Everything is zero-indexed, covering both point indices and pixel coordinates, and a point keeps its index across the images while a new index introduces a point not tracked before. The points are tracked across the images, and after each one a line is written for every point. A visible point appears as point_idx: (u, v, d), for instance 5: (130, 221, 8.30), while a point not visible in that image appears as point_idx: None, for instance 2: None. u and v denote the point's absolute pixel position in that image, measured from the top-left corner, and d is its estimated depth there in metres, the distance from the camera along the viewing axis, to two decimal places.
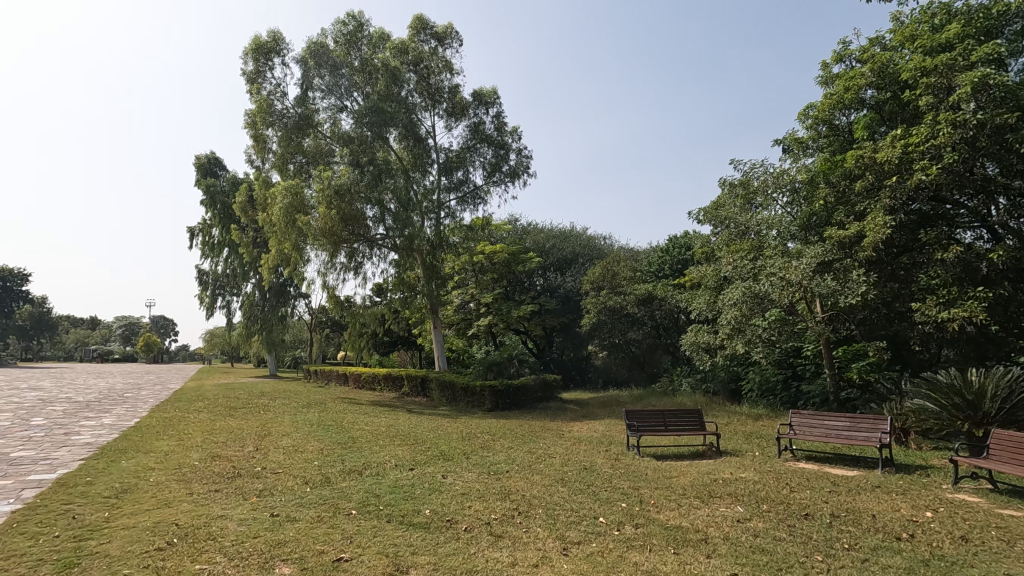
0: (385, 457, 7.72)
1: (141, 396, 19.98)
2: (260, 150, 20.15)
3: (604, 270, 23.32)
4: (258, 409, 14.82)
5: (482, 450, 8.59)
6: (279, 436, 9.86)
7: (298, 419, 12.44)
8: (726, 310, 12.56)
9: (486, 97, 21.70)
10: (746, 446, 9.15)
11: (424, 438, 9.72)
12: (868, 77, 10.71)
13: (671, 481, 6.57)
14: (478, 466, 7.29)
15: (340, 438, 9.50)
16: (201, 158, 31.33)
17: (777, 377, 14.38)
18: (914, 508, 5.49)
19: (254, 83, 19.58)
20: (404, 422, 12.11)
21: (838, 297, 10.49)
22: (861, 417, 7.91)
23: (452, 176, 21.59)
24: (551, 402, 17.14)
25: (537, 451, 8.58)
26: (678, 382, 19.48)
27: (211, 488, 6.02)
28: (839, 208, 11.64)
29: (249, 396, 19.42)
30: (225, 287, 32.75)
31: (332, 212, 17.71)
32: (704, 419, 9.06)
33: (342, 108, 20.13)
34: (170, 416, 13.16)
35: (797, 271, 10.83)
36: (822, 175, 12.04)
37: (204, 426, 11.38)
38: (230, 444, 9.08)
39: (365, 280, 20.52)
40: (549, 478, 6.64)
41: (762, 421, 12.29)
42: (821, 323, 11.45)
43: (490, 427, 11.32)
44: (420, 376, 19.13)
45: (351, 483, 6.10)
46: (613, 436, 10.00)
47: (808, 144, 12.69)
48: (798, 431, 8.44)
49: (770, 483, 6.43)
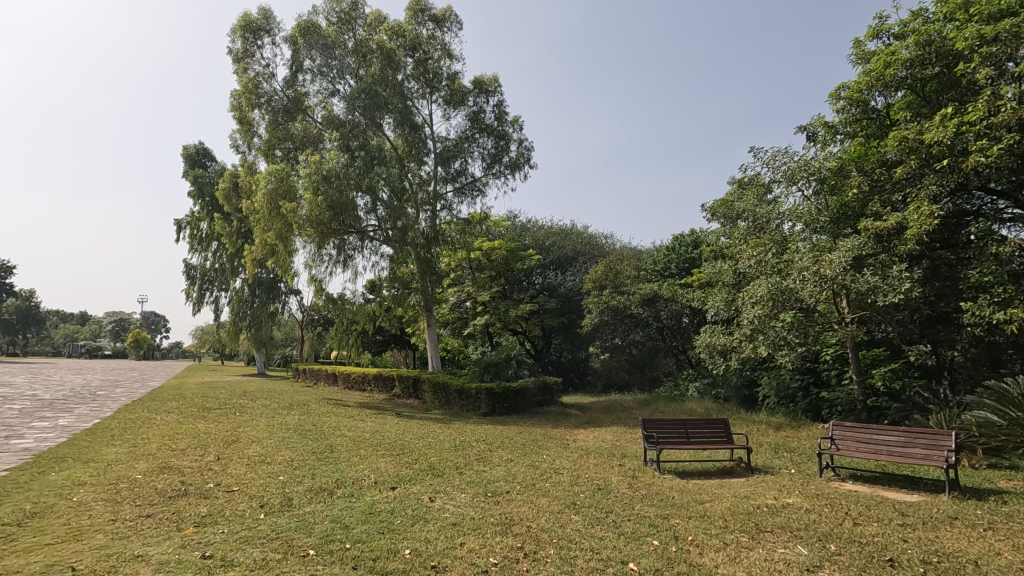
0: (365, 472, 6.58)
1: (113, 394, 18.67)
2: (246, 135, 18.89)
3: (606, 269, 22.22)
4: (234, 411, 13.66)
5: (477, 463, 7.44)
6: (248, 443, 8.73)
7: (275, 423, 11.27)
8: (746, 308, 11.51)
9: (486, 84, 20.59)
10: (778, 461, 8.06)
11: (413, 447, 8.58)
12: (910, 52, 9.68)
13: (705, 507, 5.45)
14: (472, 485, 6.15)
15: (317, 447, 8.34)
16: (189, 148, 30.31)
17: (796, 384, 13.30)
18: (1019, 551, 4.38)
19: (241, 63, 18.39)
20: (391, 428, 10.97)
21: (877, 295, 9.39)
22: (917, 432, 6.86)
23: (450, 167, 20.47)
24: (552, 407, 16.03)
25: (541, 465, 7.46)
26: (685, 387, 18.42)
27: (141, 513, 4.85)
28: (874, 198, 10.56)
29: (231, 396, 18.21)
30: (214, 283, 31.53)
31: (319, 200, 16.44)
32: (731, 430, 7.96)
33: (333, 91, 18.94)
34: (135, 418, 11.95)
35: (831, 267, 9.76)
36: (854, 163, 10.96)
37: (168, 430, 10.22)
38: (190, 452, 7.92)
39: (355, 275, 19.37)
40: (558, 502, 5.51)
41: (785, 431, 11.20)
42: (852, 326, 10.42)
43: (487, 435, 10.21)
44: (413, 376, 18.01)
45: (317, 509, 4.95)
46: (625, 448, 8.91)
47: (838, 129, 11.67)
48: (841, 446, 7.39)
49: (827, 512, 5.32)
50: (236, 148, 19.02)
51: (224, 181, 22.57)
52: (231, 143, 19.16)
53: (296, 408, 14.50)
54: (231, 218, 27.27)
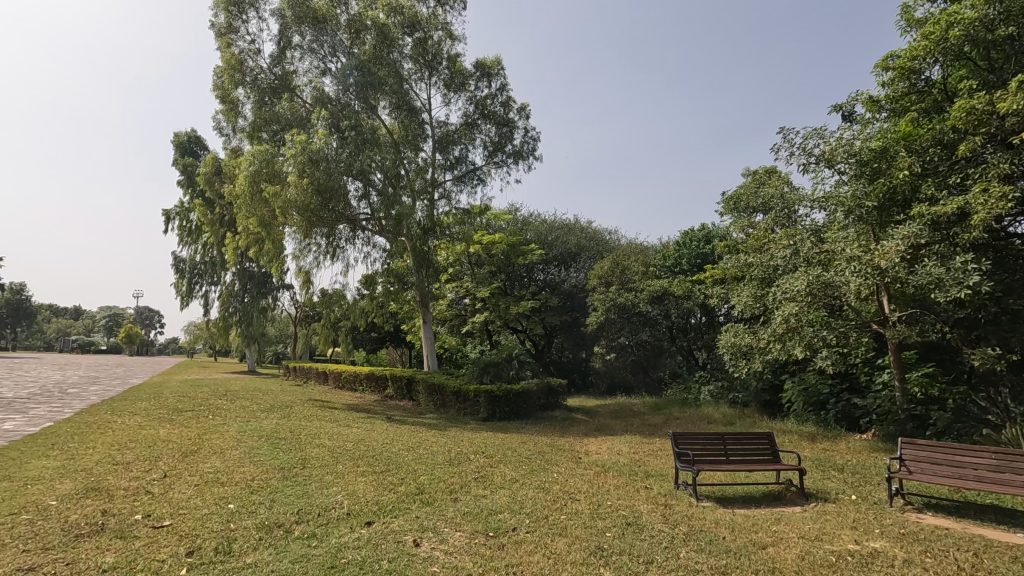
0: (338, 499, 5.32)
1: (82, 393, 17.26)
2: (228, 114, 17.56)
3: (612, 264, 20.88)
4: (208, 413, 12.39)
5: (476, 485, 6.17)
6: (208, 455, 7.45)
7: (248, 428, 10.00)
8: (779, 304, 10.26)
9: (489, 67, 19.30)
10: (831, 484, 6.80)
11: (401, 461, 7.33)
12: (977, 11, 8.50)
13: (772, 556, 4.19)
14: (469, 518, 4.90)
15: (287, 461, 7.07)
16: (181, 136, 29.10)
17: (827, 389, 12.06)
18: None
19: (224, 38, 17.08)
20: (378, 436, 9.69)
21: (938, 290, 8.11)
22: (1014, 454, 5.64)
23: (448, 154, 19.20)
24: (557, 411, 14.75)
25: (552, 487, 6.22)
26: (698, 390, 17.19)
27: (20, 567, 3.55)
28: (926, 181, 9.34)
29: (212, 395, 16.90)
30: (204, 276, 30.22)
31: (305, 182, 15.10)
32: (778, 446, 6.69)
33: (324, 70, 17.66)
34: (93, 421, 10.65)
35: (884, 258, 8.49)
36: (901, 141, 9.73)
37: (123, 436, 8.93)
38: (134, 467, 6.64)
39: (347, 268, 18.13)
40: (580, 548, 4.25)
41: (821, 444, 9.93)
42: (900, 325, 9.16)
43: (486, 446, 8.95)
44: (407, 376, 16.79)
45: (261, 560, 3.70)
46: (648, 465, 7.65)
47: (883, 105, 10.48)
48: (914, 469, 6.13)
49: (934, 567, 4.05)
50: (218, 129, 17.67)
51: (208, 165, 21.19)
52: (214, 125, 17.81)
53: (277, 410, 13.20)
54: (218, 207, 25.92)
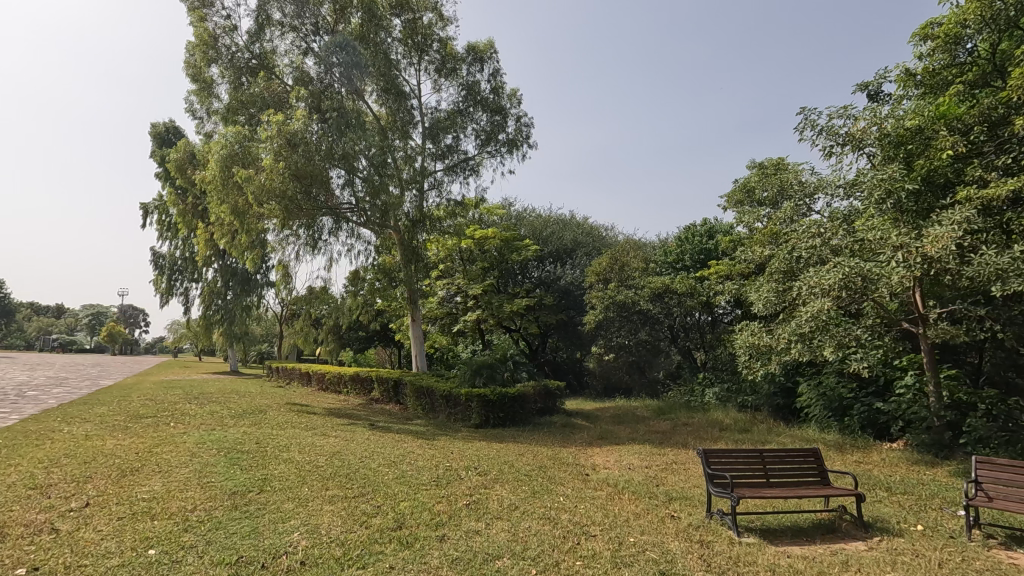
0: (292, 540, 4.20)
1: (39, 397, 15.89)
2: (202, 95, 16.32)
3: (611, 260, 19.75)
4: (170, 420, 11.20)
5: (467, 515, 5.06)
6: (151, 474, 6.30)
7: (209, 439, 8.84)
8: (806, 301, 9.19)
9: (482, 51, 18.18)
10: (886, 510, 5.76)
11: (378, 483, 6.19)
12: None
13: None
14: (458, 568, 3.78)
15: (244, 483, 5.93)
16: (159, 126, 27.78)
17: (851, 394, 11.03)
18: None
19: (197, 12, 15.85)
20: (356, 448, 8.55)
21: (998, 283, 7.08)
22: None
23: (439, 142, 18.10)
24: (554, 416, 13.68)
25: (559, 518, 5.11)
26: (702, 393, 16.17)
27: None
28: (972, 163, 8.35)
29: (182, 399, 15.64)
30: (184, 273, 28.89)
31: (282, 166, 13.89)
32: (825, 466, 5.63)
33: (306, 48, 16.47)
34: (35, 429, 9.48)
35: (935, 246, 7.41)
36: (940, 121, 8.75)
37: (59, 449, 7.76)
38: (53, 492, 5.48)
39: (330, 263, 16.91)
40: None
41: (852, 456, 8.91)
42: (942, 325, 8.18)
43: (478, 460, 7.82)
44: (393, 378, 15.69)
45: None
46: (667, 486, 6.57)
47: (916, 80, 9.51)
48: (996, 496, 5.08)
49: None
50: (190, 112, 16.40)
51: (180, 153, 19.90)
52: (186, 107, 16.52)
53: (249, 416, 12.07)
54: (197, 199, 24.61)
